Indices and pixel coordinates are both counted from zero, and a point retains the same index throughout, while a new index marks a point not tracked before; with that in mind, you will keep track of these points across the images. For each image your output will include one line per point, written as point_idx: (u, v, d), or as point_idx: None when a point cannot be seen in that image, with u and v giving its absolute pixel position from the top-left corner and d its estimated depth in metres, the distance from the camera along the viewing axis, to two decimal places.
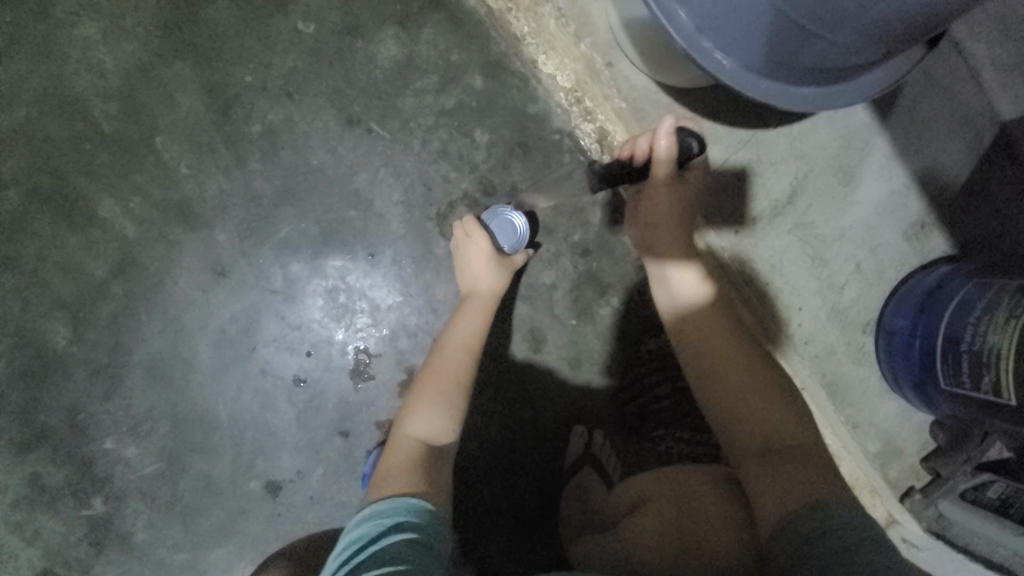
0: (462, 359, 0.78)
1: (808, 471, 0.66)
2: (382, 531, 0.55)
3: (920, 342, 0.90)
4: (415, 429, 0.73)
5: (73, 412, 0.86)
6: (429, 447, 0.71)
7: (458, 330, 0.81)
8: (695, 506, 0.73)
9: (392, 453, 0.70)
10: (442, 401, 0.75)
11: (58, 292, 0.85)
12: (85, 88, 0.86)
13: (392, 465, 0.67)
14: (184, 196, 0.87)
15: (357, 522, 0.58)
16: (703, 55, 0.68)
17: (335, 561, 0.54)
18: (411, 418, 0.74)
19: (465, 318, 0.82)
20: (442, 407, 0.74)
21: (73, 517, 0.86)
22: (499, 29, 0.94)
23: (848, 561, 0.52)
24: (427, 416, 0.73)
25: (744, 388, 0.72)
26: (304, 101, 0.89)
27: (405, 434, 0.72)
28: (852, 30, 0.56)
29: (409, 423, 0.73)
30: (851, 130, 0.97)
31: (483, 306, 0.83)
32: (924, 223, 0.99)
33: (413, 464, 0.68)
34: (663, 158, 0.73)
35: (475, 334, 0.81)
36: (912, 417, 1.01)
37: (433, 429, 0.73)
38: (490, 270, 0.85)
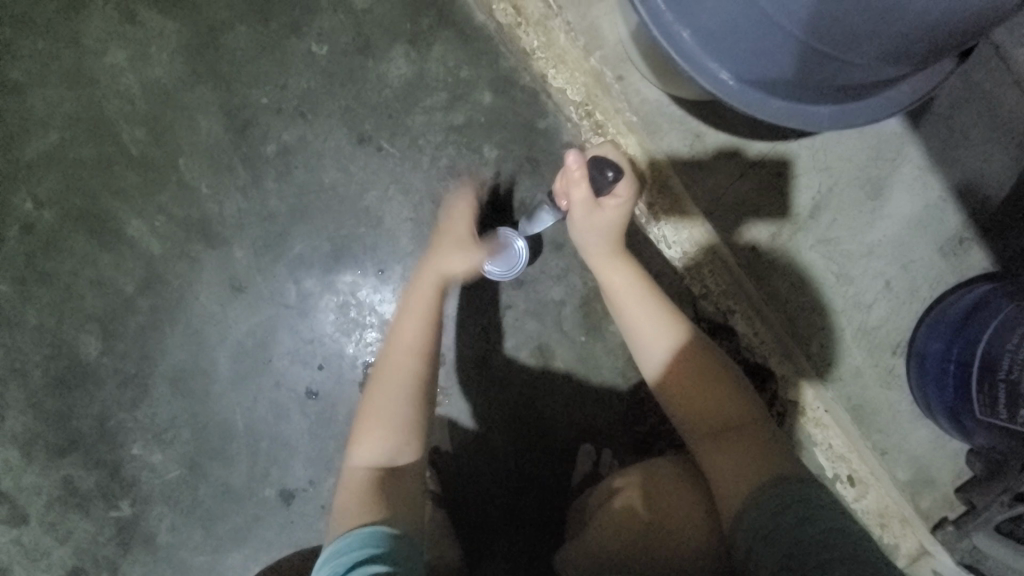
0: (413, 364, 0.75)
1: (757, 448, 0.68)
2: (355, 563, 0.55)
3: (955, 367, 0.85)
4: (367, 453, 0.70)
5: (103, 419, 0.91)
6: (381, 471, 0.69)
7: (405, 333, 0.77)
8: (664, 504, 0.74)
9: (346, 486, 0.68)
10: (391, 416, 0.72)
11: (91, 306, 0.91)
12: (114, 113, 0.91)
13: (349, 495, 0.66)
14: (204, 214, 0.91)
15: (328, 554, 0.58)
16: (707, 76, 0.65)
17: None
18: (361, 442, 0.71)
19: (413, 318, 0.78)
20: (392, 422, 0.71)
21: (103, 517, 0.91)
22: (509, 44, 0.93)
23: (808, 532, 0.54)
24: (377, 435, 0.71)
25: (693, 395, 0.73)
26: (317, 121, 0.91)
27: (356, 461, 0.70)
28: (868, 48, 0.54)
29: (359, 449, 0.71)
30: (881, 140, 0.92)
31: (434, 302, 0.79)
32: (963, 238, 0.93)
33: (368, 490, 0.65)
34: (579, 183, 0.75)
35: (424, 336, 0.77)
36: (946, 445, 0.95)
37: (385, 449, 0.70)
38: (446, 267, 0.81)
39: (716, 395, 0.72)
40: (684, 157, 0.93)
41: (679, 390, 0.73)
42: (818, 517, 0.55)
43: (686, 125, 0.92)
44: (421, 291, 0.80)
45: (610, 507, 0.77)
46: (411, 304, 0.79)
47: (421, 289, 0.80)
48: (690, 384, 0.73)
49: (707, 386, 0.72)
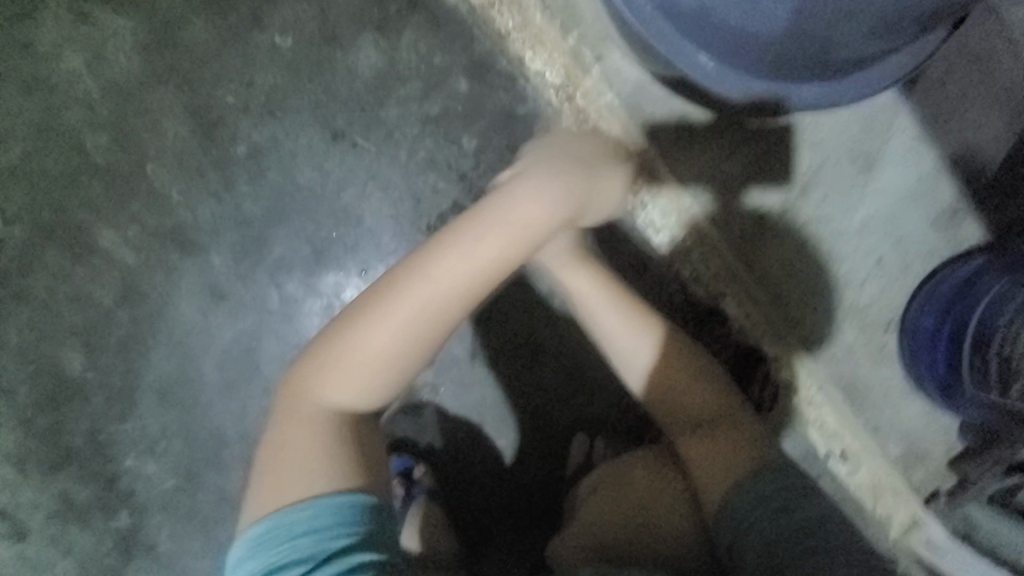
0: (462, 275, 0.66)
1: (735, 437, 0.74)
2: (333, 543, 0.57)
3: (948, 344, 0.85)
4: (328, 396, 0.66)
5: (94, 433, 0.91)
6: (346, 417, 0.66)
7: (467, 251, 0.67)
8: (648, 493, 0.78)
9: (297, 428, 0.64)
10: (410, 329, 0.65)
11: (70, 321, 0.89)
12: (75, 120, 0.87)
13: (302, 449, 0.62)
14: (178, 222, 0.88)
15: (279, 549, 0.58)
16: (686, 60, 0.63)
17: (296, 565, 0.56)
18: (319, 381, 0.66)
19: (448, 279, 0.66)
20: (393, 353, 0.66)
21: (102, 528, 0.92)
22: (483, 27, 0.89)
23: (791, 517, 0.62)
24: (350, 382, 0.66)
25: (667, 385, 0.78)
26: (287, 118, 0.88)
27: (315, 402, 0.66)
28: (851, 27, 0.52)
29: (316, 388, 0.66)
30: (873, 111, 0.89)
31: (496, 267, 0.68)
32: (957, 209, 0.90)
33: (326, 440, 0.63)
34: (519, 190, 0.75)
35: (485, 261, 0.67)
36: (939, 418, 0.95)
37: (354, 398, 0.66)
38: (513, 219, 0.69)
39: (694, 392, 0.78)
40: (669, 140, 0.90)
41: (653, 382, 0.79)
42: (799, 506, 0.64)
43: (671, 105, 0.88)
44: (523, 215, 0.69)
45: (597, 500, 0.80)
46: (469, 226, 0.68)
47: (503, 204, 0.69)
48: (669, 382, 0.78)
49: (679, 378, 0.78)
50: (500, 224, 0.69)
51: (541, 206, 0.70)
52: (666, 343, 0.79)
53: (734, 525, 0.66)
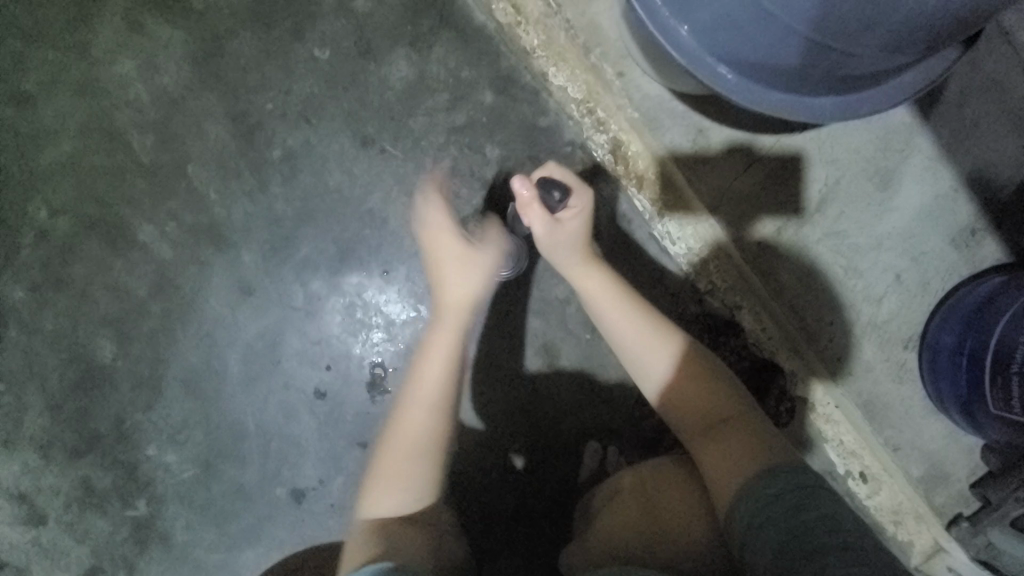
0: (423, 431, 0.76)
1: (749, 441, 0.73)
2: None
3: (968, 360, 0.83)
4: (383, 504, 0.73)
5: (119, 421, 0.94)
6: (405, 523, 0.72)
7: (423, 388, 0.78)
8: (664, 500, 0.77)
9: (363, 535, 0.72)
10: (403, 473, 0.74)
11: (105, 311, 0.93)
12: (124, 122, 0.93)
13: (355, 552, 0.69)
14: (213, 220, 0.93)
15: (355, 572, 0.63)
16: (705, 69, 0.64)
17: None
18: (375, 493, 0.74)
19: (428, 371, 0.79)
20: (406, 477, 0.74)
21: (120, 517, 0.94)
22: (509, 44, 0.94)
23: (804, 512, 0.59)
24: (392, 492, 0.74)
25: (682, 390, 0.77)
26: (321, 124, 0.93)
27: (373, 512, 0.73)
28: (866, 39, 0.53)
29: (371, 500, 0.74)
30: (889, 131, 0.90)
31: (450, 355, 0.80)
32: (975, 229, 0.91)
33: (378, 539, 0.70)
34: (530, 205, 0.78)
35: (438, 390, 0.78)
36: (960, 439, 0.93)
37: (399, 502, 0.74)
38: (457, 305, 0.81)
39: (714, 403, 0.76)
40: (687, 153, 0.92)
41: (671, 394, 0.78)
42: (812, 501, 0.60)
43: (689, 120, 0.91)
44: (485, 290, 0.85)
45: (612, 506, 0.80)
46: (430, 355, 0.80)
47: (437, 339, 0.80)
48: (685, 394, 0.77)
49: (691, 382, 0.77)
50: (450, 313, 0.81)
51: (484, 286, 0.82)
52: (679, 349, 0.79)
53: (745, 521, 0.63)
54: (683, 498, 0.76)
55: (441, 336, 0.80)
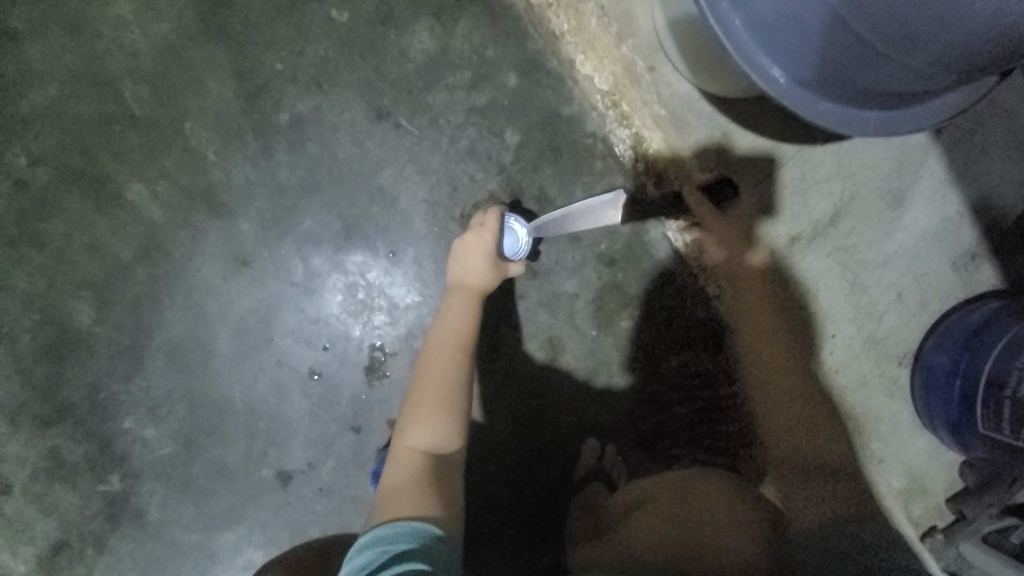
0: (451, 361, 0.76)
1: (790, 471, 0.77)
2: (388, 558, 0.57)
3: (961, 382, 0.84)
4: (416, 439, 0.72)
5: (95, 390, 0.88)
6: (433, 459, 0.71)
7: (444, 333, 0.78)
8: (696, 510, 0.76)
9: (396, 470, 0.70)
10: (435, 407, 0.73)
11: (85, 272, 0.87)
12: (118, 70, 0.86)
13: (397, 488, 0.67)
14: (210, 183, 0.87)
15: (369, 531, 0.62)
16: (759, 70, 0.63)
17: (361, 555, 0.58)
18: (410, 429, 0.72)
19: (451, 318, 0.80)
20: (438, 415, 0.72)
21: (90, 491, 0.88)
22: (538, 26, 0.90)
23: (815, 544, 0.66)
24: (426, 431, 0.72)
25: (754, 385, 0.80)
26: (334, 92, 0.88)
27: (406, 446, 0.71)
28: (924, 53, 0.52)
29: (406, 434, 0.72)
30: (906, 151, 0.90)
31: (471, 304, 0.81)
32: (976, 254, 0.92)
33: (423, 480, 0.68)
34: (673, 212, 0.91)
35: (462, 329, 0.79)
36: (944, 456, 0.95)
37: (434, 438, 0.72)
38: (475, 266, 0.82)
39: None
40: (709, 154, 0.89)
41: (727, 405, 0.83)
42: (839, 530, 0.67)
43: (715, 122, 0.89)
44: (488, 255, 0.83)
45: (644, 513, 0.79)
46: (446, 306, 0.81)
47: (449, 294, 0.82)
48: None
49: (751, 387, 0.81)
50: (464, 275, 0.82)
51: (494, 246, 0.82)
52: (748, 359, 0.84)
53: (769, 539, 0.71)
54: (718, 510, 0.75)
55: (453, 293, 0.82)
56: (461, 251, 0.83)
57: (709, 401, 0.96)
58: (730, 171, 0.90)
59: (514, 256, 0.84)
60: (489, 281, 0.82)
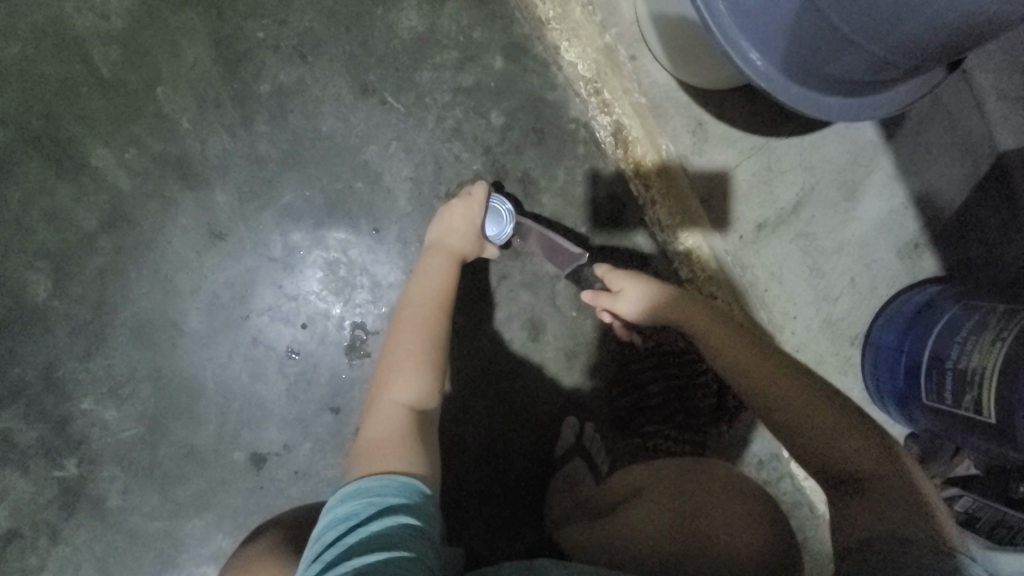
0: (431, 316, 0.75)
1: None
2: (375, 510, 0.54)
3: (906, 357, 0.91)
4: (400, 392, 0.70)
5: (50, 369, 0.82)
6: (417, 414, 0.69)
7: (421, 291, 0.77)
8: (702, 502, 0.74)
9: (377, 424, 0.67)
10: (416, 360, 0.71)
11: (43, 242, 0.82)
12: (84, 29, 0.81)
13: (381, 440, 0.64)
14: (184, 151, 0.83)
15: (353, 481, 0.59)
16: (739, 52, 0.67)
17: (343, 507, 0.55)
18: (390, 383, 0.70)
19: (431, 277, 0.79)
20: (422, 368, 0.71)
21: (43, 478, 0.82)
22: (525, 11, 0.93)
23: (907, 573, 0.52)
24: (406, 385, 0.70)
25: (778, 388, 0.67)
26: (318, 65, 0.86)
27: (391, 400, 0.69)
28: (888, 41, 0.57)
29: (389, 390, 0.70)
30: (859, 145, 0.97)
31: (449, 265, 0.80)
32: (918, 243, 1.00)
33: (407, 433, 0.66)
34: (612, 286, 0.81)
35: (442, 288, 0.78)
36: (889, 429, 1.03)
37: (418, 393, 0.70)
38: (457, 229, 0.83)
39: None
40: (686, 144, 0.94)
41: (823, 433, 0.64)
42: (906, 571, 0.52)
43: (691, 111, 0.93)
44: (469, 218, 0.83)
45: (653, 495, 0.77)
46: (425, 266, 0.80)
47: (429, 255, 0.82)
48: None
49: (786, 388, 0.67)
50: (444, 238, 0.83)
51: (475, 211, 0.83)
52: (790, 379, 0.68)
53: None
54: (725, 506, 0.73)
55: (432, 255, 0.81)
56: (445, 214, 0.83)
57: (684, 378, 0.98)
58: (702, 159, 0.94)
59: (499, 238, 0.86)
60: (468, 247, 0.83)
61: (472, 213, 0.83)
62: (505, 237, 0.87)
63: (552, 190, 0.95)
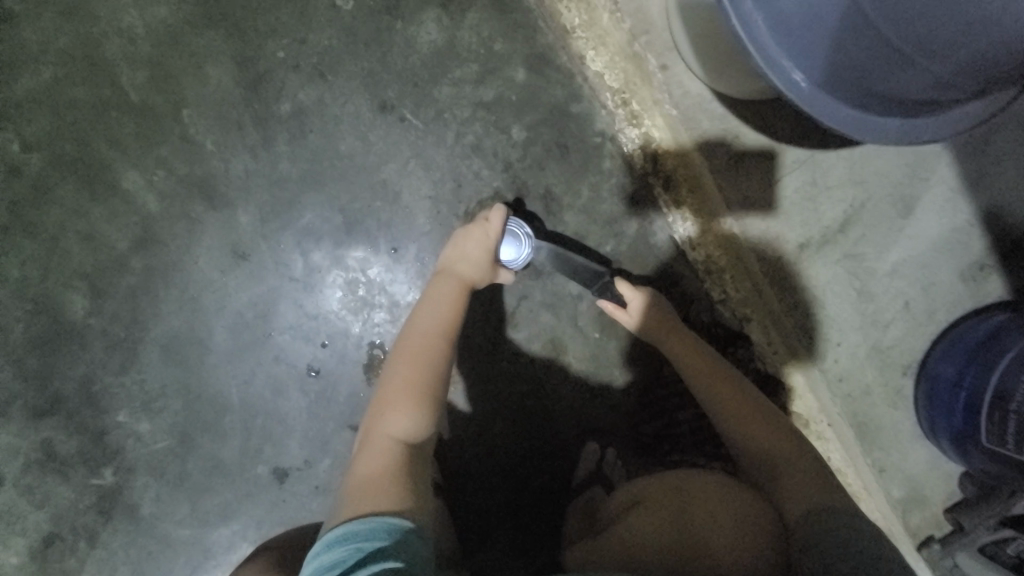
0: (434, 347, 0.74)
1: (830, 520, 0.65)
2: (359, 558, 0.53)
3: (966, 394, 0.83)
4: (395, 425, 0.69)
5: (88, 382, 0.86)
6: (411, 449, 0.68)
7: (427, 320, 0.76)
8: (698, 513, 0.70)
9: (369, 456, 0.66)
10: (415, 392, 0.71)
11: (80, 261, 0.85)
12: (114, 54, 0.83)
13: (370, 472, 0.63)
14: (208, 173, 0.85)
15: (340, 524, 0.58)
16: (779, 74, 0.61)
17: (330, 553, 0.55)
18: (386, 414, 0.70)
19: (437, 305, 0.78)
20: (420, 402, 0.70)
21: (83, 484, 0.87)
22: (549, 20, 0.88)
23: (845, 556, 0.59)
24: (402, 417, 0.69)
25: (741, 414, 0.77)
26: (337, 83, 0.85)
27: (385, 432, 0.68)
28: (954, 58, 0.50)
29: (385, 420, 0.69)
30: (919, 157, 0.88)
31: (457, 293, 0.79)
32: (984, 264, 0.90)
33: (399, 468, 0.65)
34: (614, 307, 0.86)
35: (448, 318, 0.77)
36: (941, 466, 0.95)
37: (414, 427, 0.69)
38: (470, 256, 0.80)
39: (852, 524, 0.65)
40: (720, 158, 0.87)
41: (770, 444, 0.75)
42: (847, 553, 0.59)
43: (727, 123, 0.87)
44: (480, 244, 0.81)
45: (648, 508, 0.72)
46: (432, 292, 0.79)
47: (438, 281, 0.80)
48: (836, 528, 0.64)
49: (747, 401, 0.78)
50: (457, 263, 0.81)
51: (488, 238, 0.81)
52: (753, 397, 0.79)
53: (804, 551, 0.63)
54: (719, 516, 0.69)
55: (441, 281, 0.80)
56: (459, 238, 0.82)
57: None
58: (739, 174, 0.88)
59: (516, 264, 0.84)
60: (480, 274, 0.80)
61: (484, 240, 0.81)
62: (524, 262, 0.84)
63: (575, 207, 0.91)
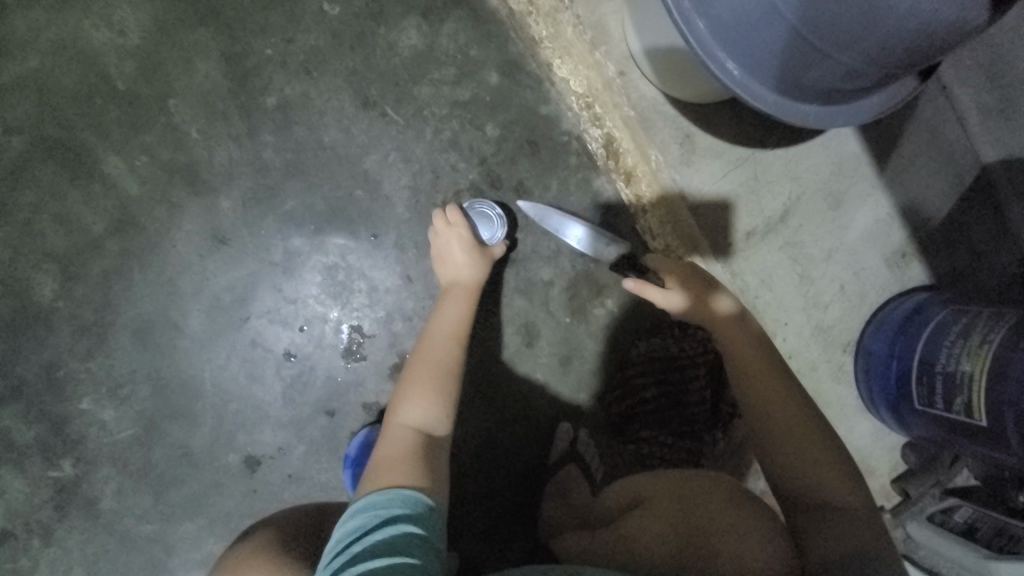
0: (446, 346, 0.79)
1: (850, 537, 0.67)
2: (380, 522, 0.56)
3: (897, 363, 0.91)
4: (410, 415, 0.72)
5: (52, 368, 0.84)
6: (424, 436, 0.71)
7: (439, 321, 0.81)
8: (698, 511, 0.74)
9: (385, 442, 0.69)
10: (431, 386, 0.74)
11: (51, 244, 0.85)
12: (102, 45, 0.86)
13: (386, 455, 0.66)
14: (192, 160, 0.87)
15: (361, 498, 0.61)
16: (715, 62, 0.71)
17: (347, 522, 0.58)
18: (402, 405, 0.73)
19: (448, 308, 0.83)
20: (433, 395, 0.74)
21: (39, 477, 0.84)
22: (519, 31, 0.98)
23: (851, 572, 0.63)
24: (416, 409, 0.72)
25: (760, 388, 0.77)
26: (322, 80, 0.91)
27: (400, 421, 0.72)
28: (857, 50, 0.61)
29: (401, 411, 0.72)
30: (842, 157, 0.98)
31: (465, 297, 0.84)
32: (905, 252, 1.00)
33: (411, 451, 0.67)
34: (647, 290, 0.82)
35: (460, 320, 0.81)
36: (885, 438, 1.03)
37: (427, 417, 0.72)
38: (456, 259, 0.86)
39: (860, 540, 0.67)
40: (674, 156, 0.96)
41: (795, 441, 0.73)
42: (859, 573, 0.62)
43: (679, 124, 0.96)
44: (468, 245, 0.86)
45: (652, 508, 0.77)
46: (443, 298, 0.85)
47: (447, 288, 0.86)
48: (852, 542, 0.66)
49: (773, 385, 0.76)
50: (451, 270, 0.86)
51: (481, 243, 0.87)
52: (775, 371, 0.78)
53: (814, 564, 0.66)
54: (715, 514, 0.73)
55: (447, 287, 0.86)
56: (444, 246, 0.87)
57: (675, 386, 0.97)
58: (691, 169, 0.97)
59: (490, 241, 0.89)
60: (479, 275, 0.86)
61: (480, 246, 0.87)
62: (495, 239, 0.89)
63: (546, 199, 0.98)
